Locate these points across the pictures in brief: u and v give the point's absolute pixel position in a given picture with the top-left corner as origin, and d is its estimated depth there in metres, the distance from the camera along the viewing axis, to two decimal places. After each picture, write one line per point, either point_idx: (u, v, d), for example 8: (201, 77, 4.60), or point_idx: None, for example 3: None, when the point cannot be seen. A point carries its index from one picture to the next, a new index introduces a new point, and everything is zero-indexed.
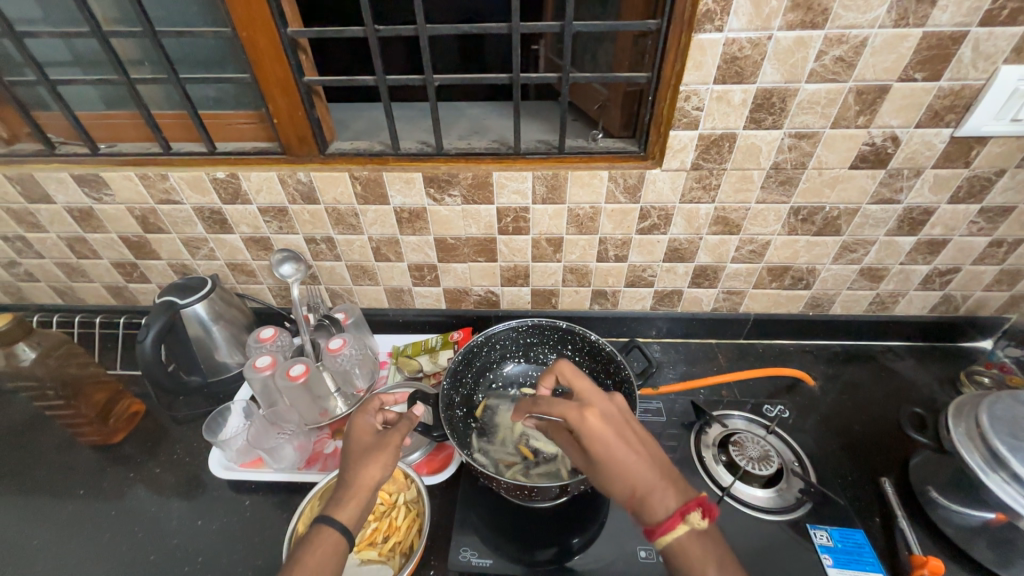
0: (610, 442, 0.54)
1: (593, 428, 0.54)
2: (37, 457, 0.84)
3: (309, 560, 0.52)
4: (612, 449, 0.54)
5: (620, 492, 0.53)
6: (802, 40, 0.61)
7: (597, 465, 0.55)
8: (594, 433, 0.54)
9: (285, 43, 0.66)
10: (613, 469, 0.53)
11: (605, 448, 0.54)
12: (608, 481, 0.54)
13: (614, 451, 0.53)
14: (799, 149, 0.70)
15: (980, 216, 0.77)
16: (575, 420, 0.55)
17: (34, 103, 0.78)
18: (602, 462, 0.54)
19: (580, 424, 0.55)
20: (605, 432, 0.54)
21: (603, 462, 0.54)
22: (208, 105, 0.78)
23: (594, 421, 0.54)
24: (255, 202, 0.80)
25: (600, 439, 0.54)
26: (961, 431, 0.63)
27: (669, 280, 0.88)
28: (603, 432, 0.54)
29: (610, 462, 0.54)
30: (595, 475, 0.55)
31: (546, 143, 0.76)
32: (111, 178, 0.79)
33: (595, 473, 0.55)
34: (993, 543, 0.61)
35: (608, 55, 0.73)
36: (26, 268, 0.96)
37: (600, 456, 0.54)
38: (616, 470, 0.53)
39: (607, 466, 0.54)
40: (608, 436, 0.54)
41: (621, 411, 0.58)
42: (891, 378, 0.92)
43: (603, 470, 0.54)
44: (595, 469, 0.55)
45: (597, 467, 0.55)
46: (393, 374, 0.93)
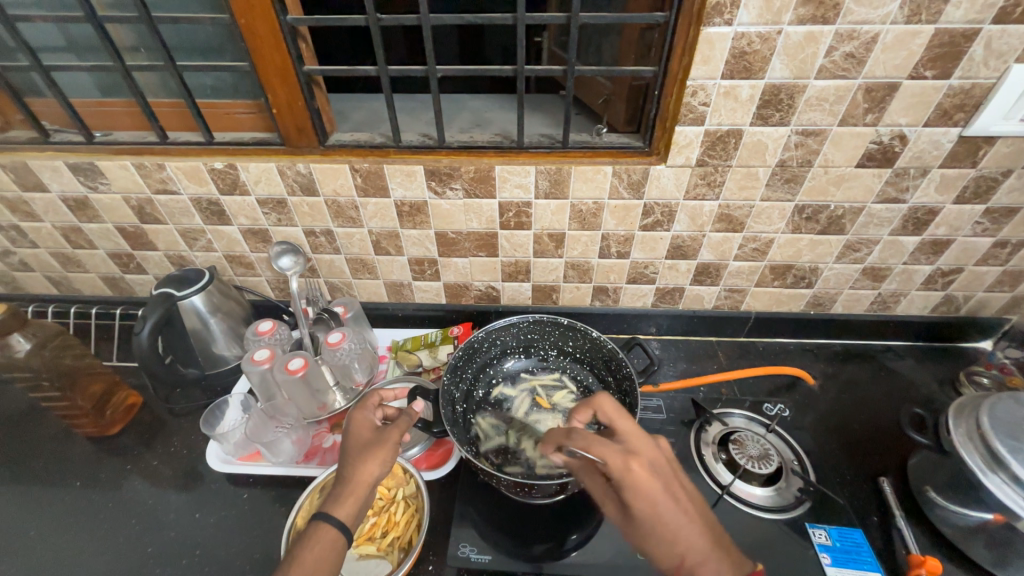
0: (660, 503, 0.51)
1: (643, 488, 0.51)
2: (32, 449, 0.83)
3: (308, 557, 0.52)
4: (662, 511, 0.51)
5: (665, 555, 0.52)
6: (812, 35, 0.60)
7: (639, 524, 0.52)
8: (642, 492, 0.51)
9: (286, 31, 0.64)
10: (660, 531, 0.51)
11: (654, 510, 0.51)
12: (652, 541, 0.52)
13: (663, 515, 0.51)
14: (806, 146, 0.70)
15: (985, 217, 0.76)
16: (624, 477, 0.51)
17: (28, 89, 0.77)
18: (649, 522, 0.52)
19: (626, 476, 0.51)
20: (655, 492, 0.51)
21: (648, 522, 0.52)
22: (206, 93, 0.77)
23: (643, 480, 0.51)
24: (253, 193, 0.79)
25: (650, 499, 0.51)
26: (961, 431, 0.63)
27: (671, 277, 0.88)
28: (653, 492, 0.51)
29: (656, 524, 0.51)
30: (636, 531, 0.53)
31: (550, 137, 0.75)
32: (107, 168, 0.78)
33: (636, 530, 0.53)
34: (991, 543, 0.61)
35: (613, 48, 0.72)
36: (20, 257, 0.94)
37: (646, 516, 0.51)
38: (664, 533, 0.51)
39: (655, 527, 0.52)
40: (659, 497, 0.51)
41: (666, 461, 0.55)
42: (891, 377, 0.92)
43: (649, 530, 0.52)
44: (637, 527, 0.53)
45: (640, 525, 0.52)
46: (393, 369, 0.92)
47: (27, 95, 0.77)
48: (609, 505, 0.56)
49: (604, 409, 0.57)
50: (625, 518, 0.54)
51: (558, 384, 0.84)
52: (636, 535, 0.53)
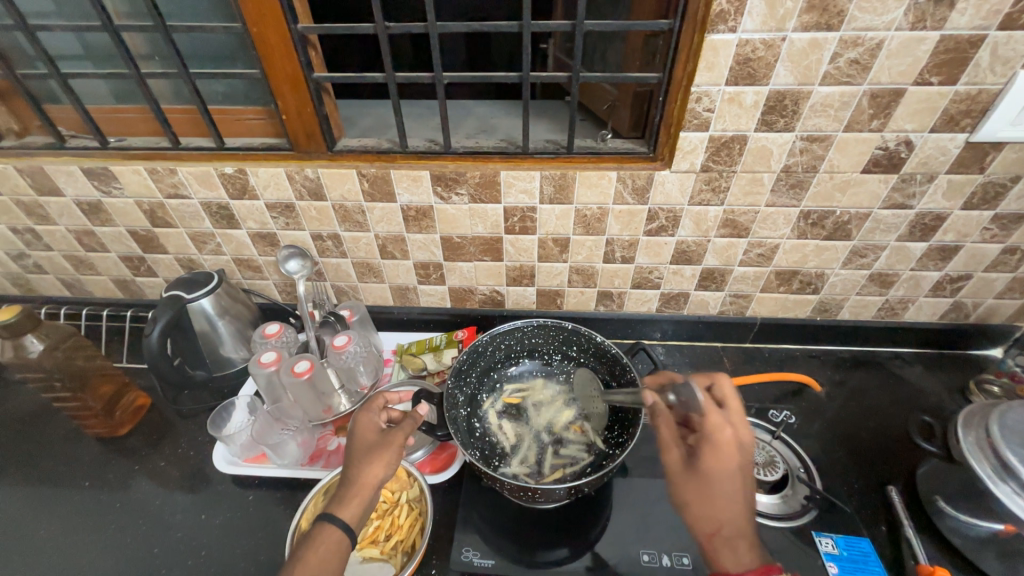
0: (732, 471, 0.56)
1: (726, 452, 0.56)
2: (44, 449, 0.85)
3: (312, 558, 0.52)
4: (729, 480, 0.56)
5: (703, 520, 0.56)
6: (816, 41, 0.60)
7: (699, 482, 0.57)
8: (724, 455, 0.56)
9: (295, 39, 0.65)
10: (716, 495, 0.56)
11: (723, 474, 0.56)
12: (700, 502, 0.56)
13: (729, 482, 0.56)
14: (811, 152, 0.70)
15: (994, 223, 0.76)
16: (716, 436, 0.57)
17: (45, 96, 0.78)
18: (712, 482, 0.56)
19: (713, 438, 0.57)
20: (734, 462, 0.56)
21: (710, 483, 0.56)
22: (217, 100, 0.78)
23: (732, 446, 0.57)
24: (262, 197, 0.80)
25: (727, 464, 0.56)
26: (970, 440, 0.62)
27: (675, 282, 0.88)
28: (733, 462, 0.56)
29: (718, 487, 0.56)
30: (690, 489, 0.57)
31: (555, 143, 0.75)
32: (120, 172, 0.79)
33: (690, 487, 0.57)
34: (1001, 554, 0.61)
35: (618, 54, 0.72)
36: (34, 260, 0.96)
37: (714, 477, 0.56)
38: (717, 498, 0.56)
39: (715, 488, 0.56)
40: (733, 467, 0.56)
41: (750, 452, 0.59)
42: (899, 384, 0.91)
43: (707, 491, 0.56)
44: (695, 485, 0.57)
45: (701, 482, 0.57)
46: (398, 373, 0.93)
47: (45, 102, 0.79)
48: (669, 460, 0.59)
49: (723, 385, 0.61)
50: (682, 475, 0.58)
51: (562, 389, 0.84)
52: (686, 491, 0.57)
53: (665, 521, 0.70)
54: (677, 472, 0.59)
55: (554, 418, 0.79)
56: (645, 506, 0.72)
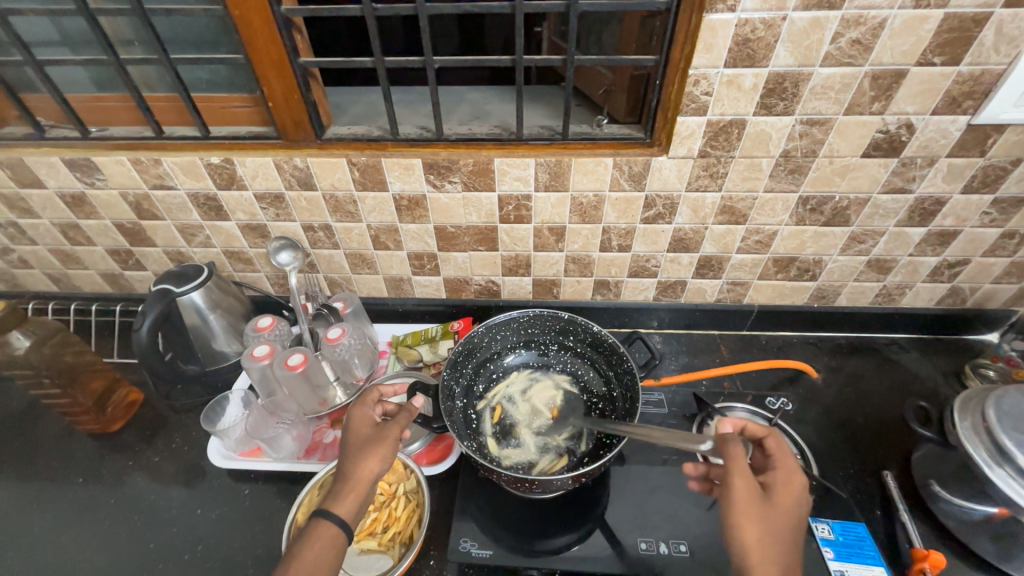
0: (798, 513, 0.53)
1: (796, 493, 0.54)
2: (35, 446, 0.83)
3: (308, 554, 0.51)
4: (795, 521, 0.52)
5: (770, 558, 0.49)
6: (818, 21, 0.59)
7: (768, 516, 0.51)
8: (792, 494, 0.54)
9: (279, 22, 0.63)
10: (782, 532, 0.51)
11: (791, 515, 0.52)
12: (770, 538, 0.50)
13: (795, 522, 0.52)
14: (810, 136, 0.68)
15: (993, 207, 0.75)
16: (790, 477, 0.55)
17: (22, 85, 0.76)
18: (782, 517, 0.52)
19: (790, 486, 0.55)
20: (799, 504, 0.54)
21: (777, 518, 0.51)
22: (200, 87, 0.76)
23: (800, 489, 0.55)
24: (251, 187, 0.78)
25: (794, 504, 0.53)
26: (966, 425, 0.62)
27: (673, 270, 0.87)
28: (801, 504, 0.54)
29: (786, 524, 0.51)
30: (758, 522, 0.51)
31: (549, 129, 0.74)
32: (103, 163, 0.77)
33: (761, 521, 0.51)
34: (995, 537, 0.61)
35: (614, 37, 0.71)
36: (19, 254, 0.94)
37: (783, 514, 0.52)
38: (783, 537, 0.51)
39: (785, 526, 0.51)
40: (799, 509, 0.53)
41: None
42: (895, 370, 0.91)
43: (774, 525, 0.51)
44: (764, 518, 0.51)
45: (770, 516, 0.51)
46: (393, 364, 0.92)
47: (22, 90, 0.76)
48: (743, 487, 0.52)
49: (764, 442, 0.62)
50: (753, 506, 0.51)
51: (560, 380, 0.83)
52: (755, 523, 0.50)
53: (663, 509, 0.70)
54: (747, 503, 0.51)
55: (550, 409, 0.78)
56: (643, 495, 0.72)
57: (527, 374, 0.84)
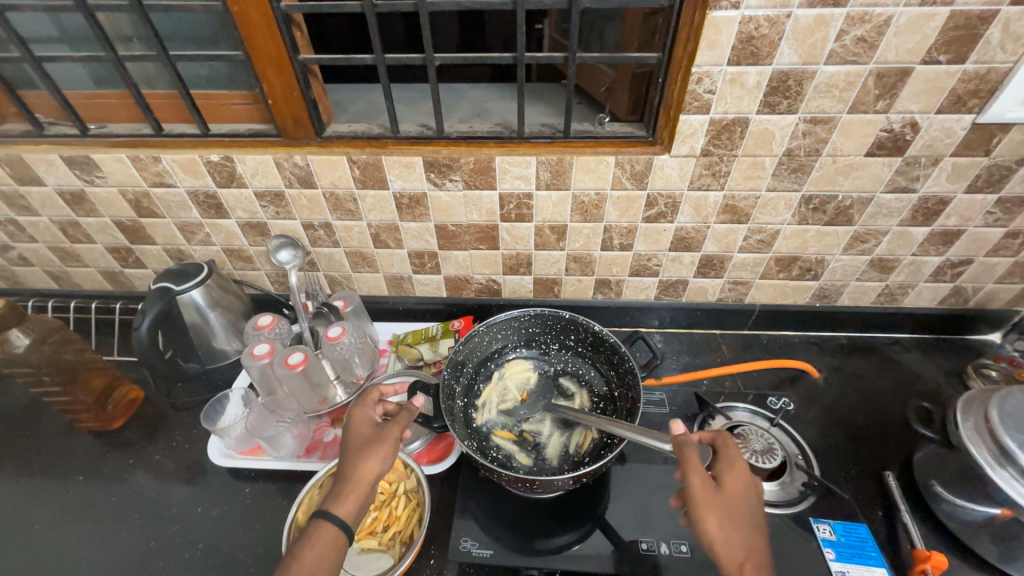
0: (751, 495, 0.53)
1: (745, 476, 0.54)
2: (35, 444, 0.83)
3: (308, 555, 0.51)
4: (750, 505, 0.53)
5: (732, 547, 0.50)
6: (823, 18, 0.58)
7: (725, 505, 0.52)
8: (742, 479, 0.54)
9: (279, 18, 0.63)
10: (740, 518, 0.51)
11: (744, 499, 0.53)
12: (729, 527, 0.51)
13: (749, 506, 0.53)
14: (814, 135, 0.68)
15: (997, 207, 0.75)
16: (733, 464, 0.55)
17: (21, 81, 0.75)
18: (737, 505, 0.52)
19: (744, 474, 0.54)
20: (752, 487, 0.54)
21: (732, 506, 0.52)
22: (200, 84, 0.76)
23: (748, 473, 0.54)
24: (251, 185, 0.78)
25: (745, 488, 0.53)
26: (969, 426, 0.61)
27: (674, 269, 0.86)
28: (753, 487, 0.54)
29: (741, 510, 0.52)
30: (717, 514, 0.51)
31: (551, 127, 0.73)
32: (102, 161, 0.77)
33: (720, 512, 0.51)
34: (998, 538, 0.61)
35: (616, 34, 0.70)
36: (19, 252, 0.94)
37: (738, 500, 0.52)
38: (742, 523, 0.51)
39: (740, 514, 0.52)
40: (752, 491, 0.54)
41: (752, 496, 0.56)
42: (897, 370, 0.91)
43: (731, 513, 0.51)
44: (722, 509, 0.51)
45: (727, 505, 0.52)
46: (394, 363, 0.92)
47: (20, 87, 0.76)
48: (698, 483, 0.52)
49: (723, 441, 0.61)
50: (710, 499, 0.52)
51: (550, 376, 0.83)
52: (714, 514, 0.51)
53: (664, 509, 0.70)
54: (705, 497, 0.52)
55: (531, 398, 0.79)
56: (644, 495, 0.72)
57: (514, 373, 0.83)
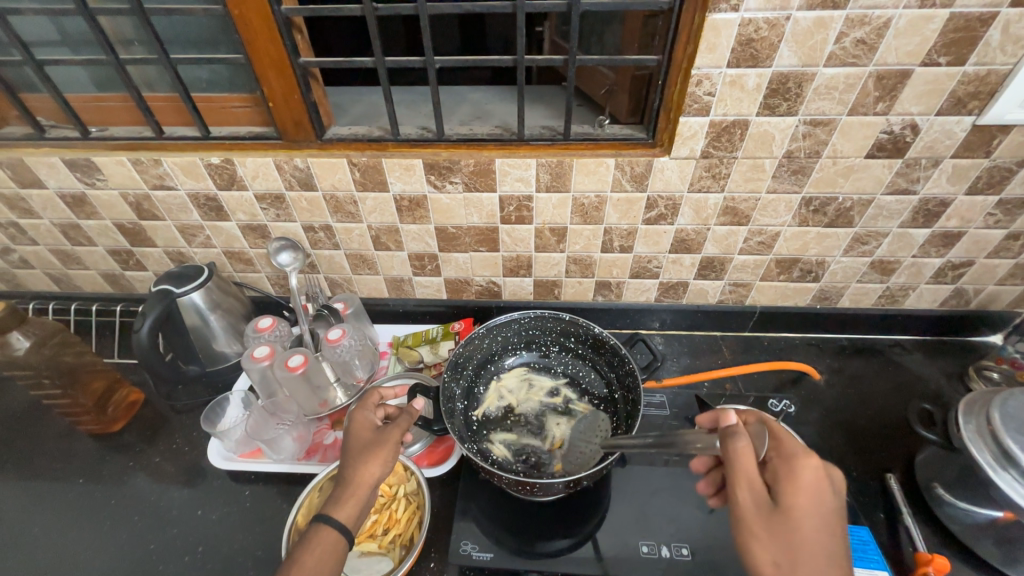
0: (821, 507, 0.46)
1: (812, 486, 0.47)
2: (36, 446, 0.83)
3: (308, 559, 0.51)
4: (823, 521, 0.46)
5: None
6: (821, 21, 0.58)
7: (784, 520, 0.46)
8: (810, 494, 0.47)
9: (279, 22, 0.63)
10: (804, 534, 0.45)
11: (811, 513, 0.46)
12: (790, 553, 0.45)
13: (821, 523, 0.46)
14: (814, 137, 0.68)
15: (998, 208, 0.75)
16: (798, 470, 0.48)
17: (23, 85, 0.76)
18: (800, 524, 0.46)
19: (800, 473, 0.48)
20: (822, 498, 0.47)
21: (796, 526, 0.46)
22: (201, 87, 0.76)
23: (817, 476, 0.48)
24: (251, 188, 0.78)
25: (812, 502, 0.47)
26: (970, 428, 0.61)
27: (674, 271, 0.86)
28: (820, 499, 0.47)
29: (808, 528, 0.45)
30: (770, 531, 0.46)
31: (551, 129, 0.73)
32: (103, 163, 0.77)
33: (776, 535, 0.46)
34: (1000, 541, 0.60)
35: (616, 37, 0.70)
36: (21, 255, 0.94)
37: (805, 517, 0.46)
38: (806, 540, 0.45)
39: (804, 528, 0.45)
40: (823, 502, 0.47)
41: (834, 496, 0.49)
42: (898, 372, 0.90)
43: (792, 537, 0.45)
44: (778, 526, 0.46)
45: (786, 527, 0.46)
46: (394, 365, 0.92)
47: (22, 90, 0.76)
48: (747, 501, 0.47)
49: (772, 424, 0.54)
50: (761, 520, 0.46)
51: (531, 386, 0.82)
52: (769, 540, 0.46)
53: (664, 511, 0.69)
54: (754, 516, 0.47)
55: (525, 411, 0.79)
56: (644, 497, 0.71)
57: (496, 393, 0.81)
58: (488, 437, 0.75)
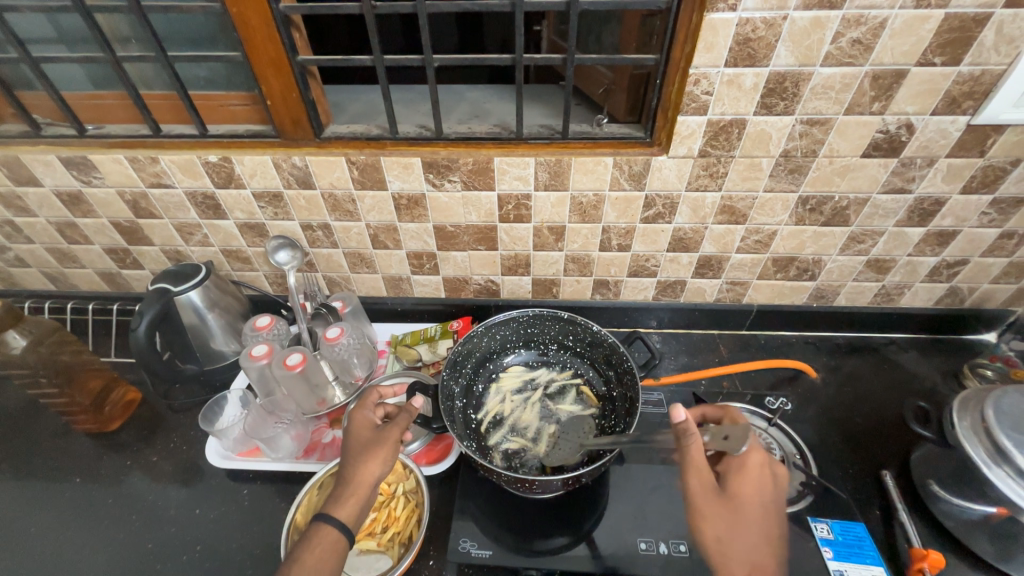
0: (762, 497, 0.53)
1: (755, 479, 0.53)
2: (32, 445, 0.83)
3: (309, 558, 0.51)
4: (759, 509, 0.53)
5: (730, 556, 0.51)
6: (819, 20, 0.58)
7: (729, 510, 0.52)
8: (752, 485, 0.53)
9: (278, 20, 0.63)
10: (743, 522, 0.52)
11: (750, 503, 0.53)
12: (731, 535, 0.51)
13: (758, 509, 0.53)
14: (811, 136, 0.68)
15: (992, 207, 0.75)
16: (745, 464, 0.54)
17: (19, 82, 0.75)
18: (742, 510, 0.52)
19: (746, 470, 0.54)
20: (762, 490, 0.53)
21: (738, 512, 0.52)
22: (199, 85, 0.76)
23: (760, 471, 0.54)
24: (249, 186, 0.78)
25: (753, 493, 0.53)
26: (965, 425, 0.62)
27: (672, 270, 0.87)
28: (762, 493, 0.53)
29: (748, 514, 0.52)
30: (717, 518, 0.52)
31: (549, 128, 0.74)
32: (100, 161, 0.77)
33: (721, 519, 0.52)
34: (993, 536, 0.61)
35: (614, 36, 0.70)
36: (16, 253, 0.93)
37: (746, 505, 0.52)
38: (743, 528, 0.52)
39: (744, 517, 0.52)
40: (762, 491, 0.53)
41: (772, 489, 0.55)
42: (893, 370, 0.91)
43: (734, 521, 0.52)
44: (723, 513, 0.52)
45: (728, 514, 0.52)
46: (392, 364, 0.92)
47: (17, 87, 0.76)
48: (698, 489, 0.52)
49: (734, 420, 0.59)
50: (710, 505, 0.52)
51: (530, 385, 0.82)
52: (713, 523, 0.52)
53: (662, 509, 0.70)
54: (704, 503, 0.52)
55: (524, 411, 0.78)
56: (642, 494, 0.72)
57: (496, 393, 0.81)
58: (487, 438, 0.75)
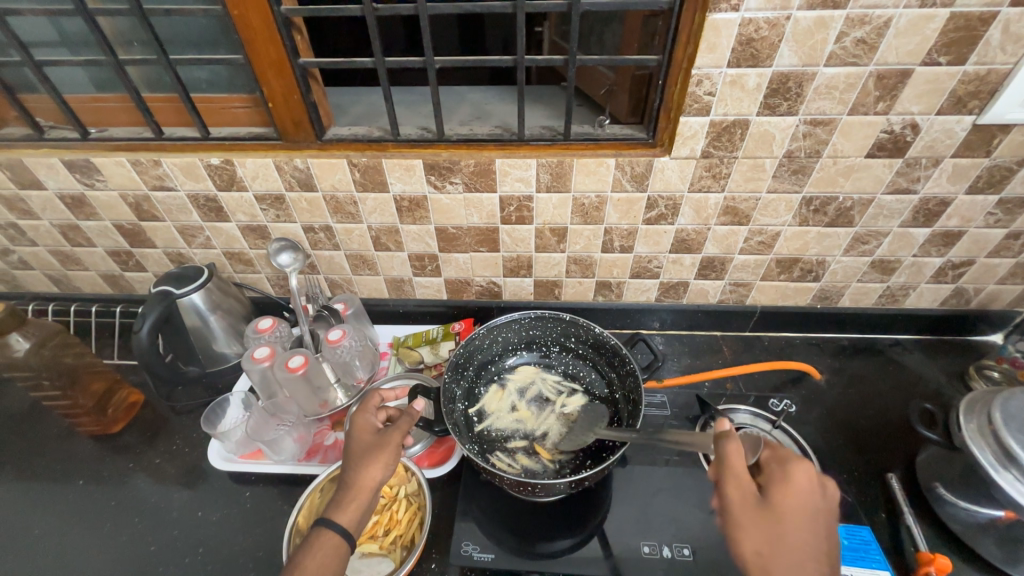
0: (809, 507, 0.46)
1: (797, 482, 0.47)
2: (36, 447, 0.83)
3: (309, 563, 0.51)
4: (808, 518, 0.46)
5: (779, 564, 0.44)
6: (822, 20, 0.58)
7: (771, 522, 0.46)
8: (798, 491, 0.47)
9: (279, 22, 0.63)
10: (790, 536, 0.45)
11: (797, 507, 0.46)
12: (774, 545, 0.45)
13: (805, 522, 0.46)
14: (814, 136, 0.68)
15: (998, 207, 0.74)
16: (786, 469, 0.48)
17: (21, 85, 0.75)
18: (785, 516, 0.46)
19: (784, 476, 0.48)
20: (812, 496, 0.47)
21: (784, 518, 0.46)
22: (201, 88, 0.76)
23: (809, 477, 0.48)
24: (251, 188, 0.78)
25: (803, 497, 0.47)
26: (972, 427, 0.61)
27: (675, 271, 0.86)
28: (810, 500, 0.47)
29: (794, 524, 0.45)
30: (758, 530, 0.46)
31: (551, 129, 0.73)
32: (102, 164, 0.77)
33: (762, 530, 0.45)
34: (1002, 540, 0.60)
35: (616, 37, 0.70)
36: (20, 256, 0.94)
37: (791, 514, 0.46)
38: (790, 539, 0.45)
39: (791, 526, 0.45)
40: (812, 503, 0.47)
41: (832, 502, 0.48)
42: (899, 371, 0.90)
43: (777, 532, 0.45)
44: (766, 525, 0.46)
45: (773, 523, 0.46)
46: (394, 366, 0.92)
47: (21, 90, 0.76)
48: (738, 493, 0.48)
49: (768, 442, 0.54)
50: (751, 513, 0.47)
51: (530, 387, 0.81)
52: (755, 531, 0.46)
53: (665, 512, 0.69)
54: (742, 509, 0.47)
55: (526, 415, 0.78)
56: (646, 497, 0.71)
57: (496, 395, 0.80)
58: (488, 440, 0.74)
